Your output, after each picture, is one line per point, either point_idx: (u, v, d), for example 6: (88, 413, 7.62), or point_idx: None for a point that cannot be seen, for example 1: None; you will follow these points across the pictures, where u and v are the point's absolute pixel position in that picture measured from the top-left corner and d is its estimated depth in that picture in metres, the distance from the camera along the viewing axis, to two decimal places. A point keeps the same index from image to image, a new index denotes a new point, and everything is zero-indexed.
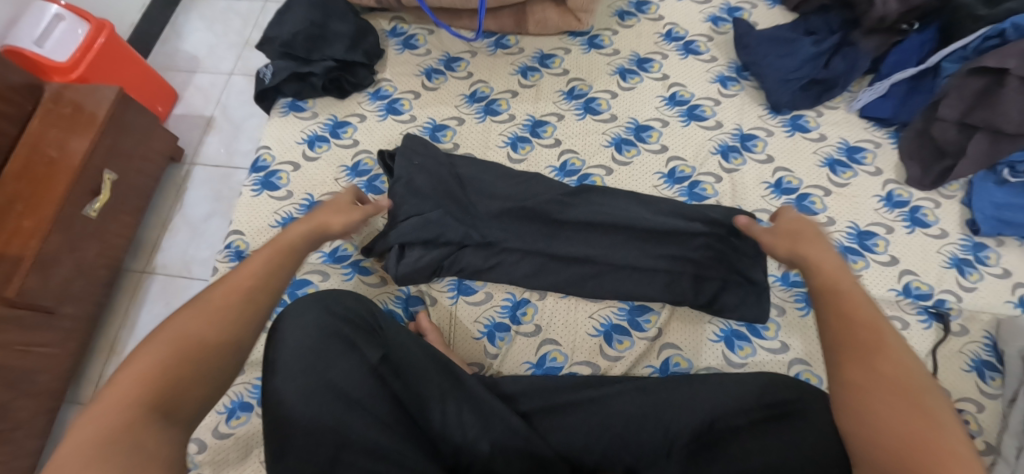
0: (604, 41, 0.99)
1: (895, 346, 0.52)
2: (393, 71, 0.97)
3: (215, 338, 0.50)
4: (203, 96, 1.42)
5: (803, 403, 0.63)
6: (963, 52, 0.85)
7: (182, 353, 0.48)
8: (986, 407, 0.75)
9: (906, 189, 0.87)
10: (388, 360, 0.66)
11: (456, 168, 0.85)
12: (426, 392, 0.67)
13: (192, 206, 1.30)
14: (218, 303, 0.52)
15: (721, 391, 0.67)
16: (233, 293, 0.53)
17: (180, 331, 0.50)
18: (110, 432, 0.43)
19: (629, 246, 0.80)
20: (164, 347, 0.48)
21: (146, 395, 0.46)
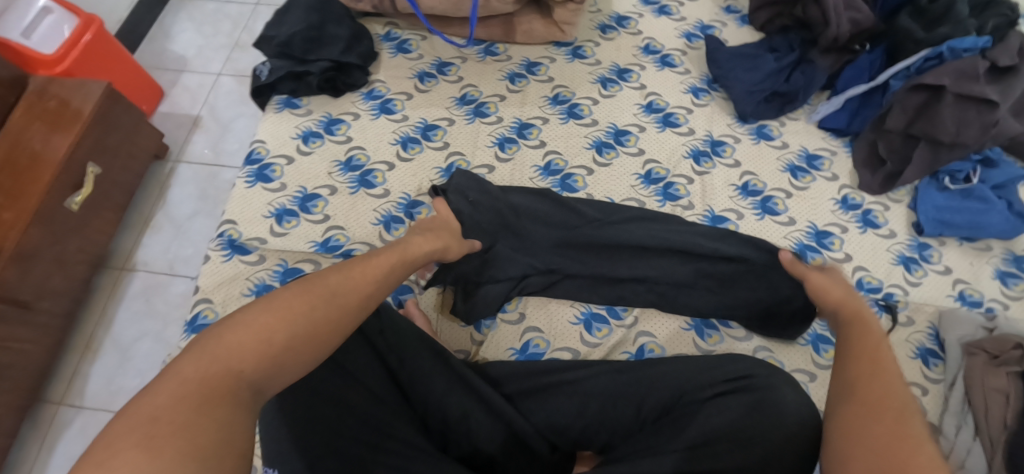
0: (587, 52, 1.06)
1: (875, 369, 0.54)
2: (386, 73, 1.01)
3: (325, 337, 0.51)
4: (191, 95, 1.43)
5: (763, 377, 0.67)
6: (906, 71, 0.94)
7: (297, 340, 0.49)
8: (930, 390, 0.82)
9: (859, 193, 0.95)
10: (383, 340, 0.73)
11: (508, 199, 0.88)
12: (417, 370, 0.72)
13: (176, 203, 1.29)
14: (339, 300, 0.53)
15: (690, 371, 0.71)
16: (354, 296, 0.54)
17: (300, 314, 0.50)
18: (209, 392, 0.44)
19: (682, 269, 0.84)
20: (281, 323, 0.49)
21: (253, 366, 0.46)
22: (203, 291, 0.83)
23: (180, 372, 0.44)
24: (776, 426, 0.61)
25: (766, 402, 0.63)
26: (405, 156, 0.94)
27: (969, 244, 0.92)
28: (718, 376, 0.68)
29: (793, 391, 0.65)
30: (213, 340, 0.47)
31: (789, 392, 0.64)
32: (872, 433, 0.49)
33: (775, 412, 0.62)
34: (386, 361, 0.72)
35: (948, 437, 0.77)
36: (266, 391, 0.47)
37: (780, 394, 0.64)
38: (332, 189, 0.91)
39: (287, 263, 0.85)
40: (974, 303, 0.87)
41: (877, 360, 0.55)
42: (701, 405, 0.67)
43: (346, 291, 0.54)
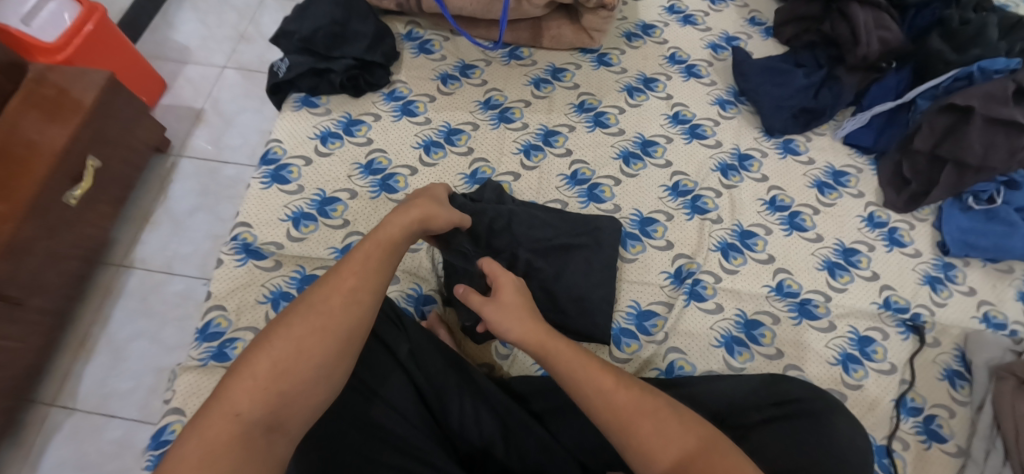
0: (613, 59, 1.04)
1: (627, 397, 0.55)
2: (408, 74, 0.98)
3: (316, 356, 0.51)
4: (194, 88, 1.38)
5: (814, 403, 0.64)
6: (934, 90, 0.94)
7: (286, 362, 0.50)
8: (956, 412, 0.81)
9: (885, 211, 0.95)
10: (411, 356, 0.70)
11: (543, 218, 0.84)
12: (444, 387, 0.69)
13: (176, 199, 1.24)
14: (324, 315, 0.53)
15: (730, 393, 0.66)
16: (334, 303, 0.53)
17: (285, 346, 0.51)
18: (213, 445, 0.45)
19: None
20: (268, 356, 0.50)
21: (251, 407, 0.48)
22: (216, 297, 0.79)
23: (189, 434, 0.46)
24: (830, 459, 0.59)
25: (817, 436, 0.61)
26: (428, 161, 0.91)
27: (992, 266, 0.92)
28: (764, 399, 0.65)
29: (846, 422, 0.62)
30: (208, 406, 0.48)
31: (843, 426, 0.62)
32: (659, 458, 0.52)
33: (827, 442, 0.60)
34: (413, 376, 0.69)
35: (976, 461, 0.76)
36: (282, 426, 0.49)
37: (834, 425, 0.62)
38: (352, 192, 0.87)
39: (305, 270, 0.82)
40: (998, 325, 0.87)
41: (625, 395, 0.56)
42: (751, 428, 0.63)
43: (326, 300, 0.53)
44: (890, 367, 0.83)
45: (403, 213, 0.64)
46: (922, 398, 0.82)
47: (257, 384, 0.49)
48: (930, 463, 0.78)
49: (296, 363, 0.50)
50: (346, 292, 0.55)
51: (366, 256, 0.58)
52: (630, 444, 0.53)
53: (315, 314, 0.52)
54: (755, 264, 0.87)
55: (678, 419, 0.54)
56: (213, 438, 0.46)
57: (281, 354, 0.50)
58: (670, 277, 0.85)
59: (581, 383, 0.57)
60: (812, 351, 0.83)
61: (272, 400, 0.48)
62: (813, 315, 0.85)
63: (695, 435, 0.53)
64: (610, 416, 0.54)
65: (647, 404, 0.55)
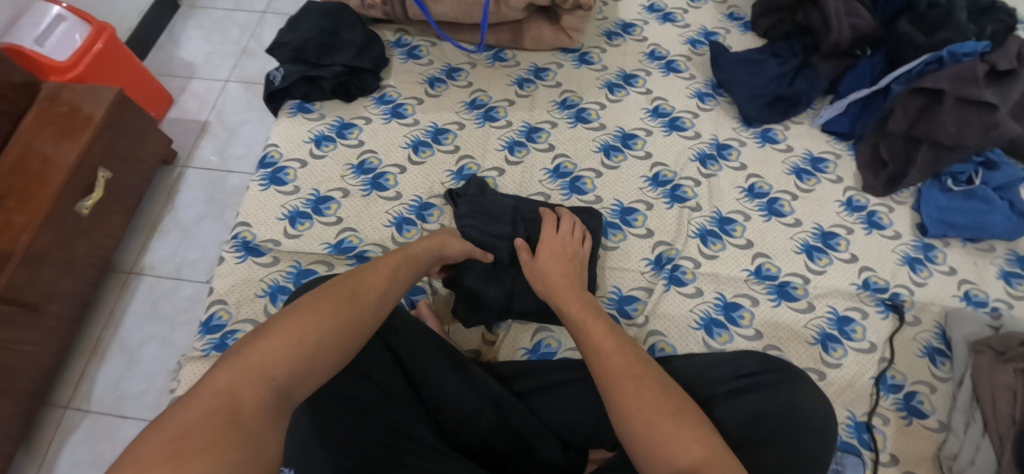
0: (593, 57, 1.08)
1: (656, 381, 0.54)
2: (397, 78, 1.02)
3: (345, 332, 0.52)
4: (199, 101, 1.45)
5: (775, 374, 0.66)
6: (907, 75, 0.97)
7: (326, 340, 0.50)
8: (938, 388, 0.82)
9: (864, 195, 0.97)
10: (398, 336, 0.72)
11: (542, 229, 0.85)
12: (428, 364, 0.71)
13: (185, 208, 1.30)
14: (324, 314, 0.51)
15: (698, 367, 0.69)
16: (332, 305, 0.52)
17: (285, 337, 0.49)
18: (233, 406, 0.43)
19: (683, 306, 0.84)
20: (309, 329, 0.50)
21: (284, 372, 0.47)
22: (218, 293, 0.79)
23: (208, 392, 0.44)
24: (797, 433, 0.61)
25: (781, 401, 0.63)
26: (417, 159, 0.93)
27: (973, 245, 0.93)
28: (727, 373, 0.67)
29: (808, 391, 0.64)
30: (242, 357, 0.47)
31: (806, 394, 0.64)
32: (653, 443, 0.49)
33: (793, 416, 0.62)
34: (399, 356, 0.71)
35: (956, 435, 0.77)
36: (298, 397, 0.48)
37: (797, 393, 0.64)
38: (345, 191, 0.88)
39: (300, 265, 0.82)
40: (979, 302, 0.88)
41: (654, 384, 0.54)
42: (717, 402, 0.65)
43: (357, 287, 0.55)
44: (869, 346, 0.85)
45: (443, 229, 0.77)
46: (903, 375, 0.83)
47: (292, 350, 0.48)
48: (911, 437, 0.79)
49: (330, 339, 0.50)
50: (372, 285, 0.57)
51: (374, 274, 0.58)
52: (622, 417, 0.52)
53: (350, 296, 0.54)
54: (734, 249, 0.90)
55: (679, 406, 0.52)
56: (235, 396, 0.44)
57: (319, 328, 0.50)
58: (650, 264, 0.88)
59: (590, 339, 0.60)
60: (793, 332, 0.85)
61: (306, 366, 0.48)
62: (792, 297, 0.87)
63: (693, 434, 0.49)
64: (608, 380, 0.55)
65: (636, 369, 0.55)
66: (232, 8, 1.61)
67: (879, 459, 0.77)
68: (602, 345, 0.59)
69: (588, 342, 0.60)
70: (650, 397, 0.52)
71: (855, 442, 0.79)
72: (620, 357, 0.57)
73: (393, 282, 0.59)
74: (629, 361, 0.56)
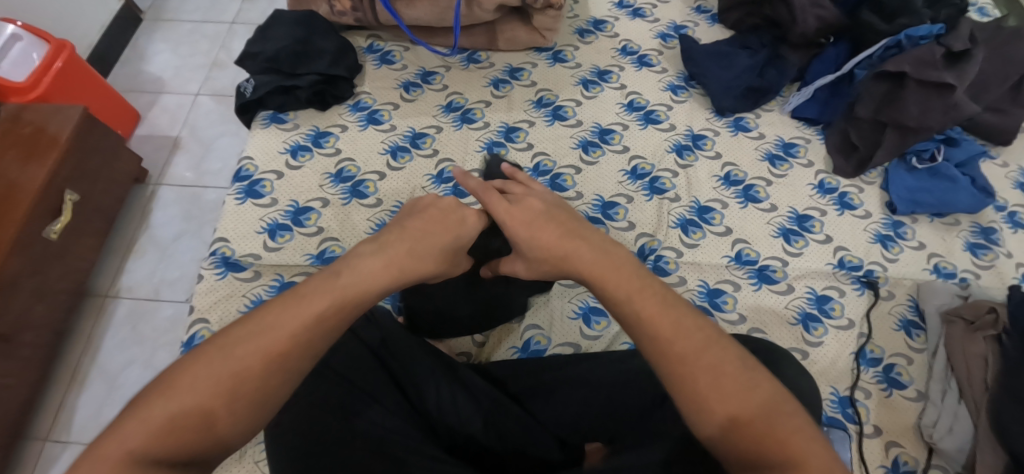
0: (567, 55, 1.10)
1: (710, 346, 0.49)
2: (372, 85, 1.01)
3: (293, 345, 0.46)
4: (169, 116, 1.42)
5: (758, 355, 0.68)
6: (869, 60, 1.01)
7: (269, 353, 0.45)
8: (915, 359, 0.85)
9: (834, 177, 1.00)
10: (387, 347, 0.72)
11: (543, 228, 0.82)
12: (419, 371, 0.71)
13: (160, 227, 1.27)
14: (277, 328, 0.47)
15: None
16: (288, 317, 0.47)
17: (221, 352, 0.45)
18: (161, 425, 0.41)
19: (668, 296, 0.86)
20: (254, 341, 0.45)
21: (218, 389, 0.44)
22: (199, 311, 0.78)
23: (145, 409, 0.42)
24: None
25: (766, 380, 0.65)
26: (396, 165, 0.92)
27: (940, 220, 0.97)
28: None
29: (792, 368, 0.67)
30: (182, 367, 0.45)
31: (788, 371, 0.66)
32: (725, 413, 0.46)
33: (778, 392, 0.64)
34: (389, 365, 0.71)
35: (934, 403, 0.80)
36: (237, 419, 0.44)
37: (782, 372, 0.66)
38: (324, 200, 0.88)
39: (283, 278, 0.81)
40: (948, 274, 0.92)
41: (712, 351, 0.49)
42: None
43: (320, 292, 0.49)
44: (848, 322, 0.88)
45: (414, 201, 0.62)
46: (881, 349, 0.86)
47: (234, 368, 0.44)
48: (892, 408, 0.82)
49: (274, 355, 0.45)
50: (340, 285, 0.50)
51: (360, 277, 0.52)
52: (685, 393, 0.47)
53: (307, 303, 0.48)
54: (713, 237, 0.92)
55: (745, 369, 0.48)
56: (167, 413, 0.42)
57: (259, 343, 0.45)
58: (634, 256, 0.89)
59: (633, 306, 0.53)
60: (775, 313, 0.87)
61: (245, 383, 0.44)
62: (772, 280, 0.89)
63: (762, 397, 0.46)
64: (661, 353, 0.50)
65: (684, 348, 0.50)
66: (198, 20, 1.59)
67: (863, 432, 0.80)
68: (647, 312, 0.52)
69: (630, 308, 0.53)
70: (709, 368, 0.48)
71: (840, 416, 0.81)
72: (668, 326, 0.50)
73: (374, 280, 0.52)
74: (677, 328, 0.50)
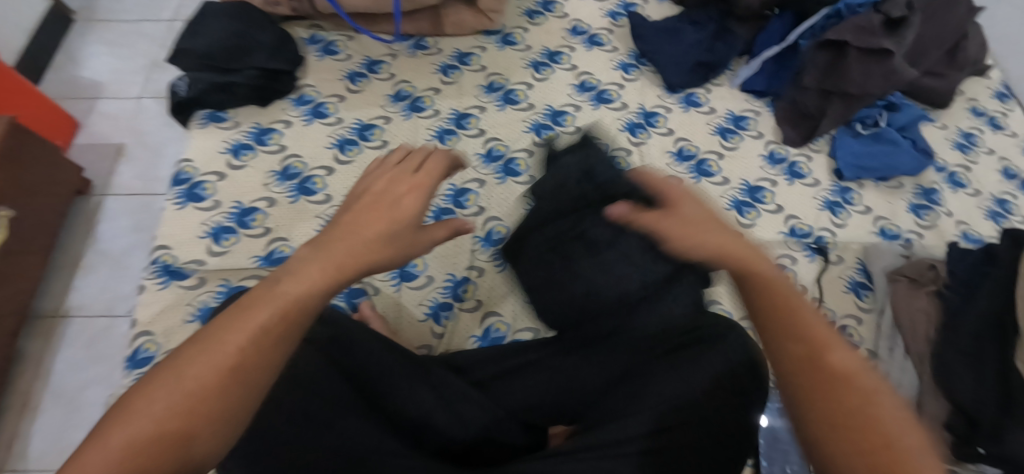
0: (516, 38, 1.08)
1: (808, 309, 0.47)
2: (315, 77, 0.98)
3: (253, 354, 0.40)
4: (110, 123, 1.35)
5: (711, 326, 0.69)
6: (812, 30, 1.03)
7: (229, 360, 0.39)
8: (863, 320, 0.88)
9: (784, 148, 1.02)
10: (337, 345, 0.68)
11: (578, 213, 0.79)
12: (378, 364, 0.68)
13: (107, 240, 1.22)
14: (231, 339, 0.40)
15: (636, 332, 0.72)
16: (241, 325, 0.41)
17: (172, 374, 0.39)
18: (139, 457, 0.36)
19: None
20: (205, 355, 0.39)
21: (179, 414, 0.37)
22: (142, 323, 0.76)
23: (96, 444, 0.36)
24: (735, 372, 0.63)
25: (711, 345, 0.66)
26: (344, 159, 0.90)
27: (884, 184, 1.01)
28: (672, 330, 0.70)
29: (737, 334, 0.68)
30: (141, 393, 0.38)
31: (738, 340, 0.67)
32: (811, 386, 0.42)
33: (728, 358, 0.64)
34: (342, 363, 0.67)
35: (883, 359, 0.84)
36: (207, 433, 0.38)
37: (726, 337, 0.67)
38: (270, 200, 0.85)
39: (231, 283, 0.79)
40: (893, 236, 0.95)
41: (803, 322, 0.45)
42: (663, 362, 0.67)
43: (270, 289, 0.44)
44: (801, 288, 0.90)
45: (349, 193, 0.56)
46: (833, 311, 0.89)
47: (195, 388, 0.38)
48: None
49: (230, 363, 0.39)
50: (295, 286, 0.44)
51: (302, 277, 0.44)
52: (783, 358, 0.45)
53: (252, 302, 0.42)
54: None
55: (839, 339, 0.45)
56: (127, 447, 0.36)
57: (216, 359, 0.39)
58: None
59: (759, 279, 0.50)
60: (729, 284, 0.88)
61: (208, 394, 0.38)
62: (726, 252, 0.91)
63: (848, 371, 0.43)
64: (771, 315, 0.47)
65: (776, 298, 0.48)
66: (136, 19, 1.51)
67: None
68: (752, 281, 0.50)
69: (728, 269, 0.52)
70: (831, 343, 0.44)
71: None
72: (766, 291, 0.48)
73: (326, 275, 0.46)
74: (762, 292, 0.49)
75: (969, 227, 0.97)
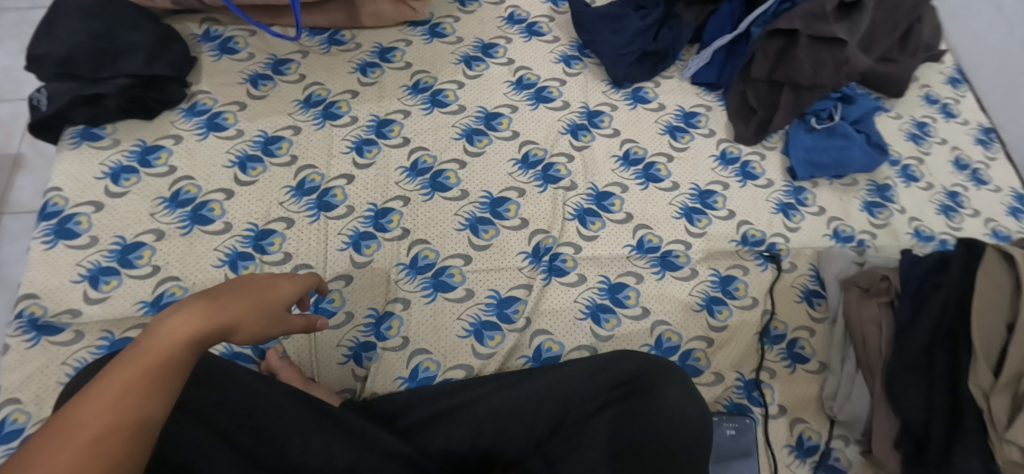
0: (446, 29, 0.98)
1: None
2: (210, 81, 0.86)
3: (168, 379, 0.39)
4: (3, 129, 1.12)
5: (642, 378, 0.63)
6: (765, 16, 0.95)
7: (139, 383, 0.37)
8: (816, 330, 0.84)
9: (736, 146, 0.96)
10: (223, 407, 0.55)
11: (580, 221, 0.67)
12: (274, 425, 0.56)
13: (10, 267, 0.98)
14: (138, 369, 0.38)
15: (571, 381, 0.64)
16: (146, 357, 0.39)
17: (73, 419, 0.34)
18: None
19: (568, 300, 0.79)
20: (114, 390, 0.36)
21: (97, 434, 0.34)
22: (8, 390, 0.64)
23: None
24: (664, 442, 0.58)
25: (645, 411, 0.60)
26: (245, 179, 0.79)
27: (838, 181, 0.96)
28: (601, 386, 0.64)
29: (675, 389, 0.62)
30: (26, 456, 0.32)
31: (671, 393, 0.61)
32: None
33: (654, 421, 0.59)
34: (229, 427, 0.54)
35: (834, 373, 0.79)
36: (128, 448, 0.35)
37: (663, 394, 0.61)
38: (158, 233, 0.75)
39: (115, 336, 0.68)
40: (847, 238, 0.90)
41: None
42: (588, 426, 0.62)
43: (163, 335, 0.41)
44: (752, 301, 0.84)
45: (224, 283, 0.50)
46: (785, 324, 0.83)
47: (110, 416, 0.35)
48: (795, 382, 0.80)
49: (144, 385, 0.37)
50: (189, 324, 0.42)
51: (175, 326, 0.41)
52: None
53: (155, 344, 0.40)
54: (614, 226, 0.85)
55: None
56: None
57: (130, 391, 0.36)
58: (528, 257, 0.81)
59: None
60: (677, 302, 0.82)
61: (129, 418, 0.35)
62: (675, 266, 0.84)
63: None
64: None
65: None
66: (24, 7, 1.28)
67: (768, 413, 0.77)
68: None
69: None
70: None
71: (745, 401, 0.77)
72: None
73: (216, 317, 0.44)
74: None
75: (921, 223, 0.92)
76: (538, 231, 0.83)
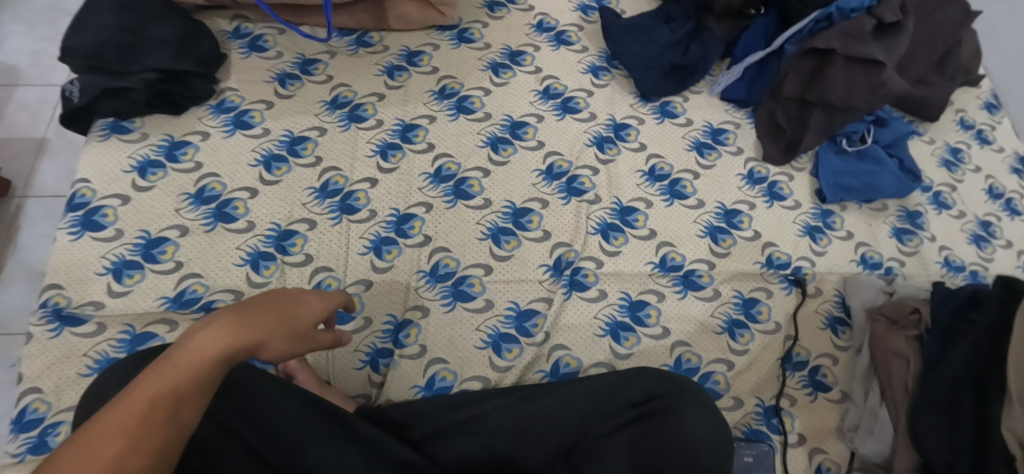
0: (474, 34, 0.97)
1: None
2: (238, 78, 0.87)
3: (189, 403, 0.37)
4: (31, 114, 1.13)
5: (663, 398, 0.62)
6: (800, 35, 0.93)
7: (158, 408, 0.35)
8: (840, 359, 0.82)
9: (764, 166, 0.94)
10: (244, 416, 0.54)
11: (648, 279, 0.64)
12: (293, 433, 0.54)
13: (30, 250, 0.98)
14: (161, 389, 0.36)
15: (585, 402, 0.62)
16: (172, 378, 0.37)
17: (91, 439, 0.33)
18: None
19: (590, 317, 0.78)
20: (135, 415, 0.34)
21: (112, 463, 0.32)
22: (29, 380, 0.64)
23: None
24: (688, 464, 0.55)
25: (670, 432, 0.58)
26: (270, 178, 0.80)
27: (868, 206, 0.93)
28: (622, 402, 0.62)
29: (698, 413, 0.60)
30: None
31: (692, 415, 0.59)
32: None
33: (679, 443, 0.57)
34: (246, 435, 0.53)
35: (856, 404, 0.77)
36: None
37: (686, 417, 0.59)
38: (182, 229, 0.75)
39: (135, 329, 0.68)
40: (875, 264, 0.88)
41: None
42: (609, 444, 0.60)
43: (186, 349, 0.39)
44: (775, 326, 0.82)
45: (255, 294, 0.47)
46: (807, 351, 0.82)
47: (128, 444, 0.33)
48: (816, 412, 0.78)
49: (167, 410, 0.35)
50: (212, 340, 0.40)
51: (203, 340, 0.39)
52: None
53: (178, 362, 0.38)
54: (637, 242, 0.84)
55: None
56: None
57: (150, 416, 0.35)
58: (549, 270, 0.80)
59: None
60: (698, 322, 0.80)
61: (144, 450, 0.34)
62: (697, 286, 0.83)
63: None
64: None
65: None
66: None
67: (787, 442, 0.75)
68: None
69: None
70: None
71: (764, 428, 0.76)
72: None
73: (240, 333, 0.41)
74: None
75: (951, 252, 0.90)
76: (561, 244, 0.82)
